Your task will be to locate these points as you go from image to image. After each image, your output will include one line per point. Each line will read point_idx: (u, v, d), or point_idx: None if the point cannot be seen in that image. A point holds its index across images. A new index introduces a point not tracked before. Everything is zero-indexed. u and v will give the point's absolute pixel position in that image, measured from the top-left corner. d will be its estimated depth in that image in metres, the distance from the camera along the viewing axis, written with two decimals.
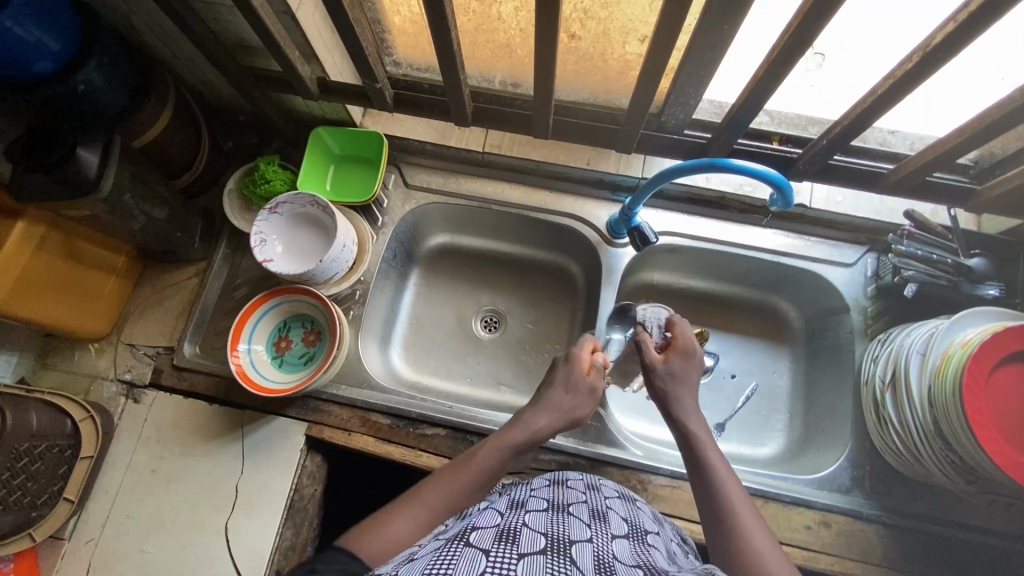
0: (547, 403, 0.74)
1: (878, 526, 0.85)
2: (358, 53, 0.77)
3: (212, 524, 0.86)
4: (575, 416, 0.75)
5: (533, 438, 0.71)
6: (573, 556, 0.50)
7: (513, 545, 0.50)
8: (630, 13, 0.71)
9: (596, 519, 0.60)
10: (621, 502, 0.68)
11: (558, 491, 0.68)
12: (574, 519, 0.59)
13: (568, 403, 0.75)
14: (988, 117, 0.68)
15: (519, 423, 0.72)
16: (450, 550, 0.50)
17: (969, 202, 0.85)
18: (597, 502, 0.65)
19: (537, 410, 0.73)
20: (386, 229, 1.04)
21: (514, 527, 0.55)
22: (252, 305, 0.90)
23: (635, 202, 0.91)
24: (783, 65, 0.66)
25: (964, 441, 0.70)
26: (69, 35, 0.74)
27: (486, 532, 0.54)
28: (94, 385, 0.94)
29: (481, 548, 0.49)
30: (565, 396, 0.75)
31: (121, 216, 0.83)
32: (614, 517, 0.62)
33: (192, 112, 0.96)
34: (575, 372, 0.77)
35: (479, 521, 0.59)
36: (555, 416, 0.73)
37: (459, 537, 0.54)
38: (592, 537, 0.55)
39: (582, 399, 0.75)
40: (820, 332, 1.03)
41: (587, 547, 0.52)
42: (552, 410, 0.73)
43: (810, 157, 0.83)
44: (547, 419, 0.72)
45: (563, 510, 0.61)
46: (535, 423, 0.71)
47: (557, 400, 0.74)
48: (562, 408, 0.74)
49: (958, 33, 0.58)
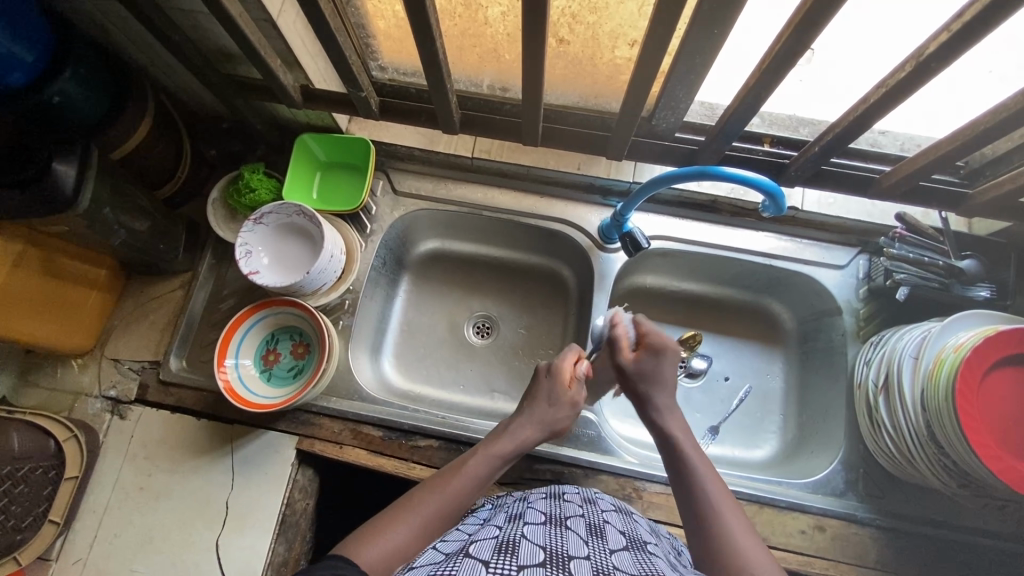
0: (531, 414, 0.75)
1: (873, 529, 0.85)
2: (341, 61, 0.75)
3: (201, 541, 0.85)
4: (557, 425, 0.76)
5: (519, 450, 0.72)
6: (572, 569, 0.49)
7: (512, 556, 0.50)
8: (620, 17, 0.70)
9: (593, 534, 0.59)
10: (619, 516, 0.68)
11: (554, 504, 0.67)
12: (572, 533, 0.58)
13: (554, 415, 0.76)
14: (981, 123, 0.68)
15: (502, 436, 0.73)
16: (450, 563, 0.49)
17: (961, 205, 0.84)
18: (594, 516, 0.65)
19: (523, 420, 0.75)
20: (375, 237, 1.02)
21: (513, 539, 0.54)
22: (238, 319, 0.88)
23: (627, 208, 0.90)
24: (776, 72, 0.65)
25: (958, 446, 0.70)
26: (41, 44, 0.72)
27: (484, 544, 0.53)
28: (78, 402, 0.92)
29: (481, 560, 0.49)
30: (549, 409, 0.76)
31: (100, 229, 0.81)
32: (611, 532, 0.61)
33: (173, 120, 0.93)
34: (557, 385, 0.78)
35: (477, 534, 0.58)
36: (540, 426, 0.75)
37: (459, 550, 0.53)
38: (591, 551, 0.54)
39: (567, 415, 0.77)
40: (813, 333, 1.03)
41: (586, 562, 0.51)
42: (533, 420, 0.75)
43: (802, 163, 0.83)
44: (531, 430, 0.73)
45: (561, 524, 0.60)
46: (521, 435, 0.73)
47: (540, 411, 0.76)
48: (542, 416, 0.75)
49: (953, 42, 0.57)
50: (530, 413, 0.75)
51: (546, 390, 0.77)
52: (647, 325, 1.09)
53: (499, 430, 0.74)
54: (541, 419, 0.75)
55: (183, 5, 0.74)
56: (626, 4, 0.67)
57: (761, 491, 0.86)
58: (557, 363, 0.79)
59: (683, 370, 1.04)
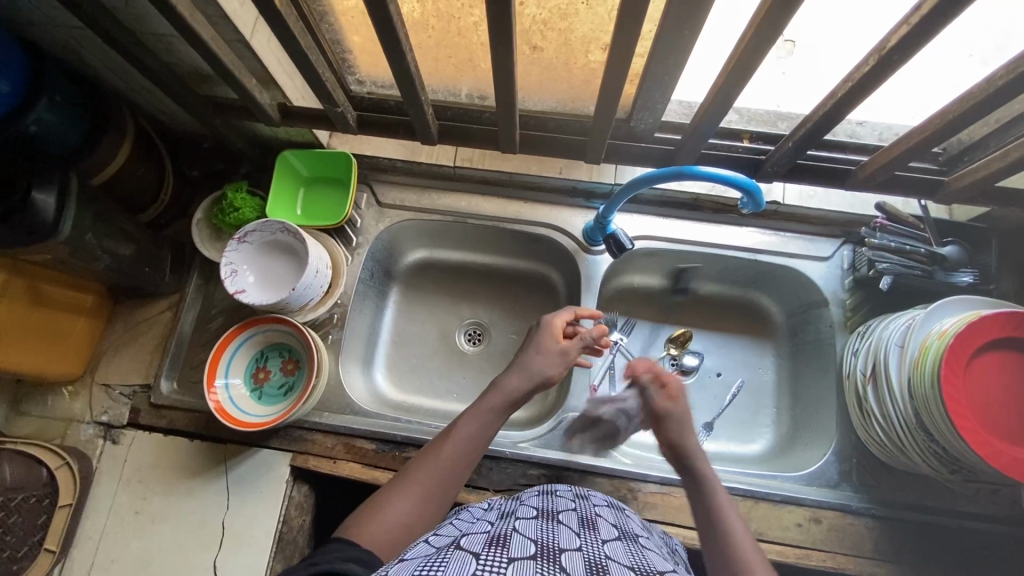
0: (521, 366, 0.75)
1: (868, 519, 0.85)
2: (315, 79, 0.76)
3: (199, 562, 0.85)
4: (546, 376, 0.75)
5: (509, 402, 0.72)
6: (564, 560, 0.50)
7: (503, 550, 0.50)
8: (591, 22, 0.70)
9: (585, 526, 0.60)
10: (610, 510, 0.68)
11: (547, 500, 0.67)
12: (565, 526, 0.58)
13: (542, 363, 0.75)
14: (951, 112, 0.68)
15: (495, 388, 0.73)
16: (440, 555, 0.49)
17: (937, 192, 0.85)
18: (586, 509, 0.65)
19: (511, 372, 0.74)
20: (361, 250, 1.02)
21: (505, 533, 0.54)
22: (225, 339, 0.88)
23: (610, 209, 0.90)
24: (744, 71, 0.66)
25: (945, 432, 0.71)
26: (17, 76, 0.73)
27: (476, 539, 0.53)
28: (70, 429, 0.92)
29: (471, 553, 0.49)
30: (538, 357, 0.75)
31: (83, 255, 0.81)
32: (603, 524, 0.62)
33: (154, 143, 0.93)
34: (546, 341, 0.78)
35: (470, 528, 0.58)
36: (525, 378, 0.73)
37: (450, 542, 0.53)
38: (582, 543, 0.55)
39: (557, 362, 0.76)
40: (802, 326, 1.03)
41: (578, 553, 0.52)
42: (521, 370, 0.74)
43: (778, 158, 0.84)
44: (517, 379, 0.73)
45: (553, 518, 0.60)
46: (506, 388, 0.72)
47: (528, 361, 0.75)
48: (530, 369, 0.74)
49: (913, 35, 0.57)
50: (519, 366, 0.75)
51: (537, 341, 0.78)
52: (636, 324, 1.09)
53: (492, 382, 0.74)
54: (528, 373, 0.74)
55: (157, 29, 0.75)
56: (595, 8, 0.68)
57: (756, 487, 0.86)
58: (551, 323, 0.80)
59: (675, 368, 1.05)
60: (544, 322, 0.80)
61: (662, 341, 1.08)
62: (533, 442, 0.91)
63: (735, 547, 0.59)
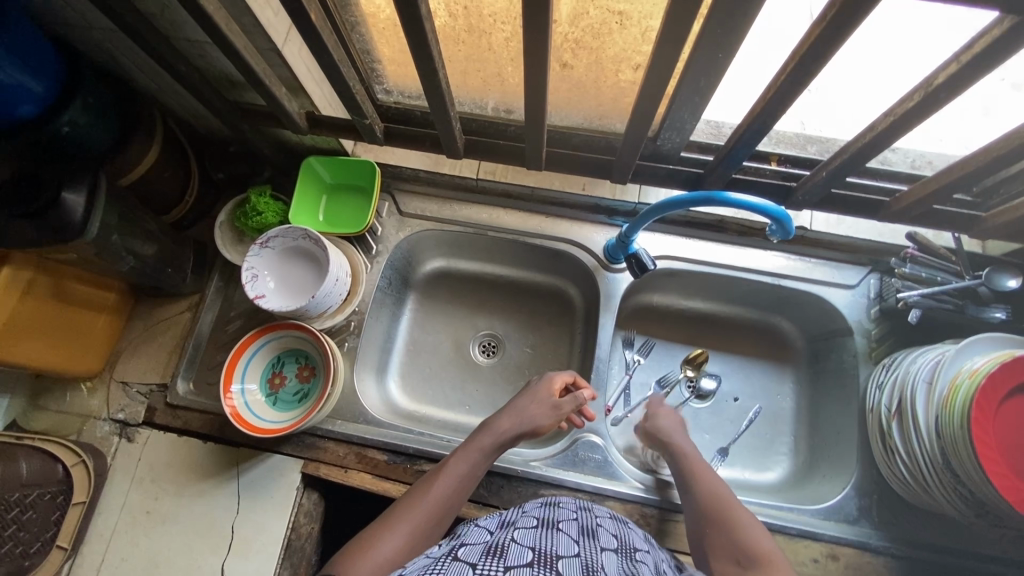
0: (512, 411, 0.79)
1: (887, 558, 0.83)
2: (344, 90, 0.76)
3: (208, 566, 0.85)
4: (537, 424, 0.79)
5: (498, 444, 0.75)
6: (560, 566, 0.50)
7: (500, 558, 0.50)
8: (623, 42, 0.69)
9: (585, 534, 0.59)
10: (613, 521, 0.67)
11: (549, 510, 0.67)
12: (564, 534, 0.58)
13: (534, 411, 0.79)
14: (993, 151, 0.66)
15: (484, 431, 0.76)
16: (438, 565, 0.49)
17: (974, 228, 0.83)
18: (587, 519, 0.64)
19: (501, 416, 0.78)
20: (380, 258, 1.02)
21: (503, 542, 0.54)
22: (242, 345, 0.88)
23: (633, 230, 0.90)
24: (780, 103, 0.65)
25: (973, 474, 0.68)
26: (52, 78, 0.73)
27: (474, 548, 0.53)
28: (86, 425, 0.93)
29: (468, 563, 0.50)
30: (531, 405, 0.80)
31: (109, 256, 0.82)
32: (603, 534, 0.61)
33: (181, 145, 0.94)
34: (541, 391, 0.82)
35: (468, 538, 0.58)
36: (515, 421, 0.77)
37: (447, 553, 0.53)
38: (581, 550, 0.54)
39: (548, 414, 0.80)
40: (823, 353, 1.02)
41: (576, 560, 0.51)
42: (514, 414, 0.79)
43: (809, 186, 0.81)
44: (508, 423, 0.77)
45: (552, 526, 0.60)
46: (494, 431, 0.76)
47: (522, 408, 0.80)
48: (523, 415, 0.78)
49: (963, 73, 0.55)
50: (512, 412, 0.79)
51: (532, 392, 0.83)
52: (653, 343, 1.07)
53: (481, 425, 0.78)
54: (520, 416, 0.78)
55: (191, 36, 0.76)
56: (629, 29, 0.67)
57: (771, 518, 0.84)
58: (548, 377, 0.85)
59: (693, 391, 1.03)
60: (542, 377, 0.86)
61: (679, 361, 1.06)
62: (543, 462, 0.90)
63: (719, 494, 0.72)
